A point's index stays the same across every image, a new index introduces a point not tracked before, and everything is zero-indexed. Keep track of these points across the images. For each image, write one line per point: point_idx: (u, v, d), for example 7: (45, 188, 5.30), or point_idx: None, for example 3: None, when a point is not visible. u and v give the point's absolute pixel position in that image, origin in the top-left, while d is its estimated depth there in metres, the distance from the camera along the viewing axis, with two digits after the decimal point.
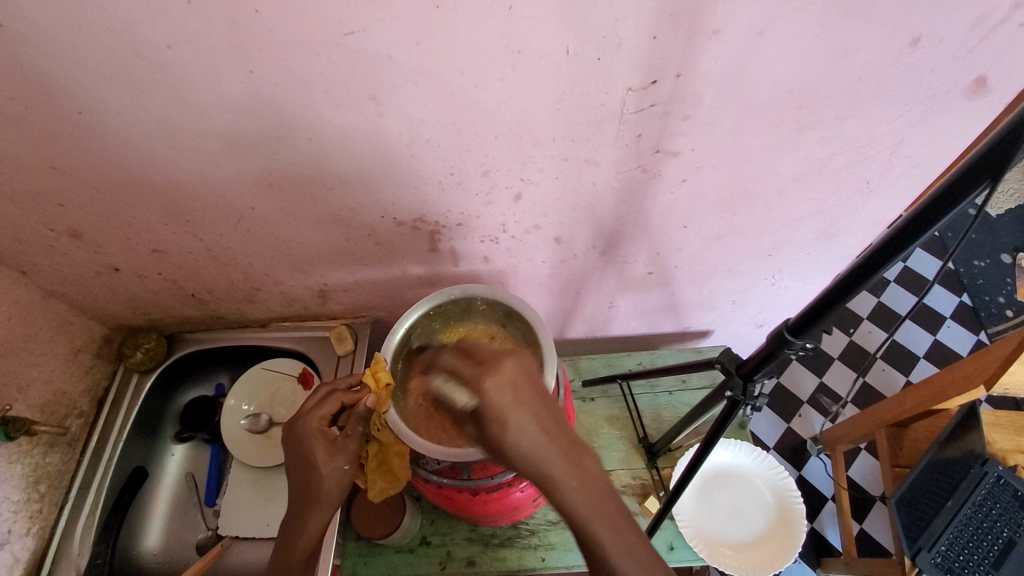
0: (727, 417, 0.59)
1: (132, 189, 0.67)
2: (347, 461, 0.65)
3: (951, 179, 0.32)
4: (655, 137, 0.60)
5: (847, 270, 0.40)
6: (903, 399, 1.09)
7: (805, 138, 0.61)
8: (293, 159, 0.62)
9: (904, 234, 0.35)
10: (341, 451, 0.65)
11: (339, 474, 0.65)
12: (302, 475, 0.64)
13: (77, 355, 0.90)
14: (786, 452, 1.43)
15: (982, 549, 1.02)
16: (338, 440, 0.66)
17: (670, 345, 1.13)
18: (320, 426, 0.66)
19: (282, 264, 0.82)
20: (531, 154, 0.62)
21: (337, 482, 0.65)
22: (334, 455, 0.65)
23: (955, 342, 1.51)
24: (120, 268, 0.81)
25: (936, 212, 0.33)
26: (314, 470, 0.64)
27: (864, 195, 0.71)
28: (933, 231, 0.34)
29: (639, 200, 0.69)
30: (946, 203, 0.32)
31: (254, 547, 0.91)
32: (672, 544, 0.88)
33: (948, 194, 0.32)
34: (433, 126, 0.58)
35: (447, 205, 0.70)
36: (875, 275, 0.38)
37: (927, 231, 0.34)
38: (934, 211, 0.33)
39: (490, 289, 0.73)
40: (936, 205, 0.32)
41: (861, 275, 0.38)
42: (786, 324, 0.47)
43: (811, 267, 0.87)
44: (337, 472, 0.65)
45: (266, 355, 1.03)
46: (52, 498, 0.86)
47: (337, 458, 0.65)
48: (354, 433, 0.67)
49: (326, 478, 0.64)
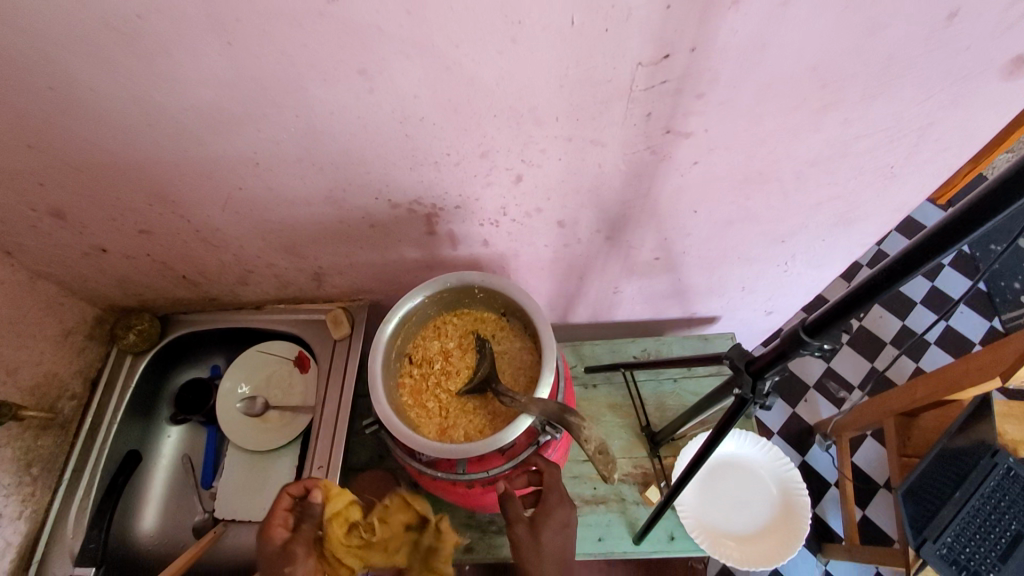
0: (733, 416, 0.56)
1: (114, 168, 0.64)
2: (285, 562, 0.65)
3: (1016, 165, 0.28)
4: (666, 117, 0.55)
5: (885, 262, 0.36)
6: (914, 389, 1.06)
7: (827, 118, 0.56)
8: (278, 138, 0.59)
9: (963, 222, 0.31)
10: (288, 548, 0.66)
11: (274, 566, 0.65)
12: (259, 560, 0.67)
13: (68, 337, 0.88)
14: (789, 438, 1.42)
15: (988, 543, 0.99)
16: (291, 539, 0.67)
17: (676, 330, 1.10)
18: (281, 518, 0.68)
19: (273, 246, 0.79)
20: (532, 135, 0.58)
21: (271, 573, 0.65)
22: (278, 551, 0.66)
23: (967, 328, 1.47)
24: (108, 250, 0.79)
25: (997, 200, 0.29)
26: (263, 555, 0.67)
27: (887, 179, 0.67)
28: (993, 220, 0.30)
29: (647, 182, 0.65)
30: (1003, 199, 0.29)
31: (250, 531, 0.90)
32: (673, 534, 0.87)
33: (1009, 182, 0.29)
34: (427, 103, 0.54)
35: (445, 187, 0.67)
36: (917, 270, 0.34)
37: (985, 220, 0.30)
38: (1000, 195, 0.29)
39: (488, 278, 0.67)
40: (1003, 190, 0.29)
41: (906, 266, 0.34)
42: (802, 323, 0.44)
43: (826, 254, 0.84)
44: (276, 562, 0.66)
45: (260, 337, 1.00)
46: (45, 481, 0.85)
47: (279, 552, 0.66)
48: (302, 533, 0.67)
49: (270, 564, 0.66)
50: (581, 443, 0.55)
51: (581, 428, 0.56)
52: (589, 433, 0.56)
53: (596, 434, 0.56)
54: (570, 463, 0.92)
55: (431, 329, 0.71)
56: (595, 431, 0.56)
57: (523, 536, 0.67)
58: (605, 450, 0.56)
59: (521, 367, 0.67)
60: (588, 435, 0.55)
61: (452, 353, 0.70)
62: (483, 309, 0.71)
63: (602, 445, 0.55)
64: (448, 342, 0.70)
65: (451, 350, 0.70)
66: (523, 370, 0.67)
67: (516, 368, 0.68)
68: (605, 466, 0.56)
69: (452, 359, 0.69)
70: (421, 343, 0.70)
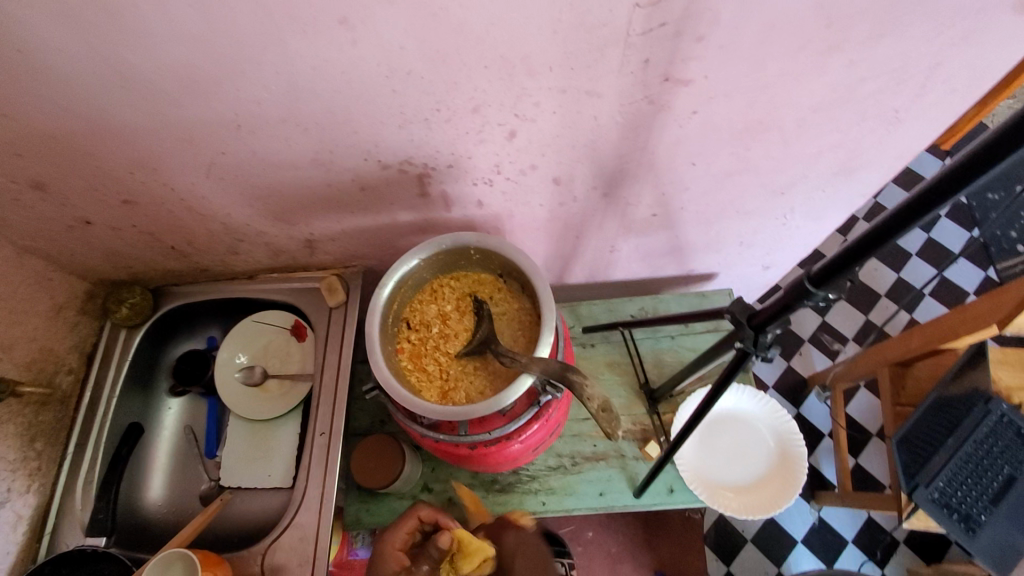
0: (736, 368, 0.56)
1: (91, 135, 0.61)
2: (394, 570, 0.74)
3: None
4: (665, 63, 0.53)
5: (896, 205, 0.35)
6: (910, 339, 1.07)
7: (832, 60, 0.54)
8: (260, 97, 0.56)
9: (979, 160, 0.29)
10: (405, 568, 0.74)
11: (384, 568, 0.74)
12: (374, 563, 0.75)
13: (61, 312, 0.87)
14: (785, 391, 1.44)
15: (980, 487, 1.02)
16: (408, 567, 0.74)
17: (673, 288, 1.09)
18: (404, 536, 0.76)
19: (263, 214, 0.77)
20: (525, 86, 0.56)
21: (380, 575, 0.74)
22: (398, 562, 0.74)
23: (962, 278, 1.48)
24: (92, 222, 0.77)
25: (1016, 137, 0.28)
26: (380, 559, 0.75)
27: (890, 124, 0.65)
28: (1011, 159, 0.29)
29: (645, 134, 0.63)
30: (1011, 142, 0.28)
31: (257, 498, 0.91)
32: (672, 487, 0.88)
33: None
34: (415, 55, 0.51)
35: (436, 145, 0.64)
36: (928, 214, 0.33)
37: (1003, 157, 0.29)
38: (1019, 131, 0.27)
39: (483, 238, 0.65)
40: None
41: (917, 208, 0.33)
42: (808, 273, 0.43)
43: (825, 206, 0.82)
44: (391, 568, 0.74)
45: (255, 307, 0.99)
46: (50, 455, 0.85)
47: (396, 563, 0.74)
48: (421, 568, 0.74)
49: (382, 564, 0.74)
50: (582, 400, 0.54)
51: (582, 385, 0.55)
52: (592, 391, 0.54)
53: (599, 391, 0.54)
54: (570, 422, 0.93)
55: (427, 293, 0.70)
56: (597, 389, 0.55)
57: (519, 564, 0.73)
58: (609, 408, 0.54)
59: (520, 328, 0.67)
60: (591, 392, 0.54)
61: (450, 316, 0.69)
62: (479, 271, 0.70)
63: (605, 401, 0.54)
64: (445, 306, 0.69)
65: (449, 313, 0.69)
66: (522, 330, 0.67)
67: (514, 328, 0.67)
68: (608, 423, 0.54)
69: (450, 322, 0.69)
70: (418, 307, 0.69)
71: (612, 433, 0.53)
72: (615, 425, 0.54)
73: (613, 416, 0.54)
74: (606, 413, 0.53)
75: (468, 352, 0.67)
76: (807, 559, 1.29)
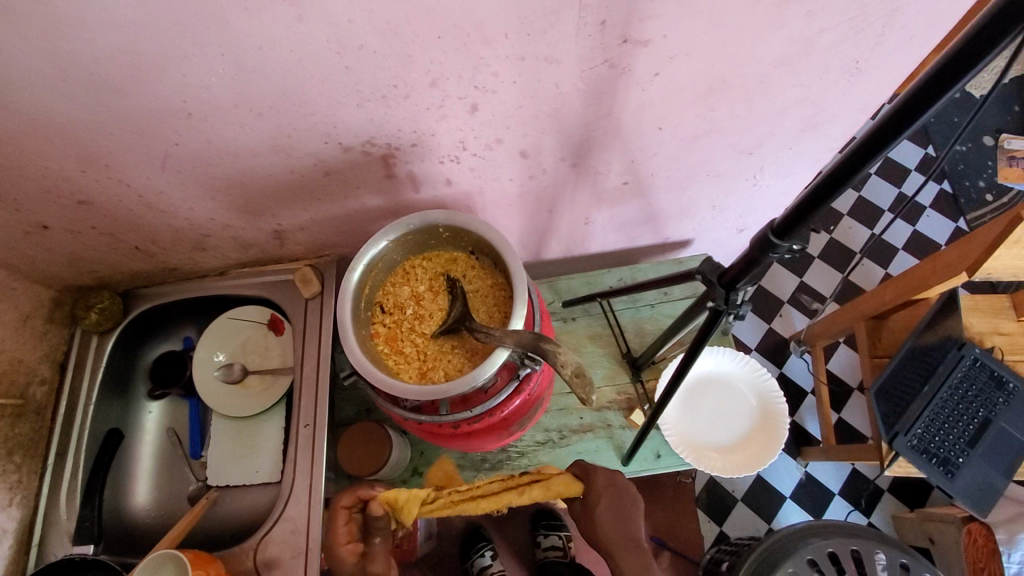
0: (710, 328, 0.56)
1: (34, 133, 0.58)
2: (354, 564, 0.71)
3: (988, 18, 0.27)
4: (621, 24, 0.52)
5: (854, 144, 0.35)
6: (883, 292, 1.09)
7: (790, 12, 0.53)
8: (208, 82, 0.54)
9: (935, 88, 0.29)
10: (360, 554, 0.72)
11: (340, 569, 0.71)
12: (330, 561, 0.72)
13: (27, 322, 0.84)
14: (767, 352, 1.46)
15: (957, 430, 1.05)
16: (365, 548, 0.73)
17: (650, 257, 1.09)
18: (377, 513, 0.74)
19: (226, 206, 0.75)
20: (483, 56, 0.54)
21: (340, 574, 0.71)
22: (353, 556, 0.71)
23: (933, 230, 1.50)
24: (49, 226, 0.74)
25: (968, 61, 0.28)
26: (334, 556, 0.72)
27: (852, 76, 0.65)
28: (963, 84, 0.29)
29: (608, 100, 0.62)
30: (963, 65, 0.28)
31: (246, 494, 0.90)
32: (659, 452, 0.89)
33: (982, 38, 0.27)
34: (365, 28, 0.50)
35: (398, 123, 0.63)
36: (886, 150, 0.33)
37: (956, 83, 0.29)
38: (970, 56, 0.27)
39: (451, 216, 0.64)
40: (974, 48, 0.27)
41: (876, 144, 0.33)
42: (771, 226, 0.43)
43: (794, 163, 0.83)
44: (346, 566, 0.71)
45: (229, 304, 0.98)
46: (29, 467, 0.84)
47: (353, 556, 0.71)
48: (375, 543, 0.73)
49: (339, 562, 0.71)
50: (556, 368, 0.54)
51: (556, 353, 0.55)
52: (565, 358, 0.55)
53: (572, 359, 0.55)
54: (556, 396, 0.93)
55: (399, 275, 0.69)
56: (571, 357, 0.55)
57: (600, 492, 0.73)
58: (583, 374, 0.54)
59: (494, 304, 0.66)
60: (564, 359, 0.55)
61: (423, 297, 0.68)
62: (450, 249, 0.69)
63: (579, 368, 0.54)
64: (418, 287, 0.69)
65: (422, 294, 0.68)
66: (496, 306, 0.66)
67: (488, 305, 0.66)
68: (582, 389, 0.54)
69: (424, 303, 0.68)
70: (391, 290, 0.69)
71: (586, 399, 0.54)
72: (589, 391, 0.54)
73: (587, 382, 0.54)
74: (581, 380, 0.53)
75: (444, 331, 0.67)
76: (796, 513, 1.33)
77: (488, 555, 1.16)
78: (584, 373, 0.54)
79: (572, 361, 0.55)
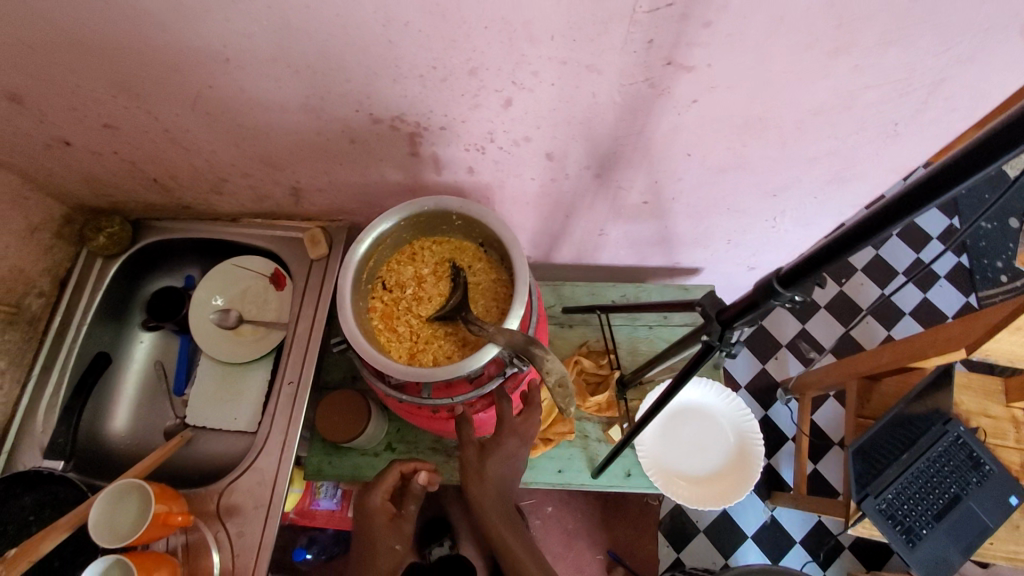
0: (699, 360, 0.56)
1: (70, 50, 0.59)
2: (399, 541, 0.73)
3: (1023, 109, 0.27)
4: (668, 45, 0.52)
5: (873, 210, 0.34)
6: (880, 354, 1.08)
7: (838, 63, 0.53)
8: (250, 31, 0.54)
9: (966, 165, 0.29)
10: (396, 531, 0.73)
11: (391, 554, 0.72)
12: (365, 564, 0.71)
13: (34, 233, 0.85)
14: (755, 393, 1.46)
15: (924, 504, 1.06)
16: (398, 517, 0.75)
17: (657, 279, 1.09)
18: (381, 504, 0.75)
19: (249, 156, 0.76)
20: (525, 54, 0.54)
21: (390, 562, 0.71)
22: (392, 531, 0.73)
23: (943, 302, 1.50)
24: (71, 143, 0.75)
25: (999, 148, 0.27)
26: (376, 550, 0.71)
27: (888, 137, 0.64)
28: (991, 169, 0.29)
29: (642, 118, 0.62)
30: (989, 153, 0.28)
31: (222, 439, 0.92)
32: (630, 471, 0.90)
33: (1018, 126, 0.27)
34: (413, 5, 0.50)
35: (430, 104, 0.63)
36: (903, 221, 0.33)
37: (986, 166, 0.28)
38: (1001, 142, 0.27)
39: (467, 205, 0.64)
40: (1007, 135, 0.27)
41: (894, 213, 0.33)
42: (777, 273, 0.43)
43: (817, 212, 0.82)
44: (390, 553, 0.72)
45: (237, 251, 0.98)
46: (13, 375, 0.84)
47: (392, 536, 0.73)
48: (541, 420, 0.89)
49: (383, 561, 0.71)
50: (541, 374, 0.55)
51: (543, 360, 0.55)
52: (552, 365, 0.55)
53: (559, 367, 0.55)
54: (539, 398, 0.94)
55: (405, 254, 0.69)
56: (557, 365, 0.55)
57: (471, 457, 0.67)
58: (565, 384, 0.54)
59: (492, 302, 0.66)
60: (550, 366, 0.55)
61: (426, 281, 0.68)
62: (459, 237, 0.69)
63: (563, 377, 0.54)
64: (421, 269, 0.69)
65: (425, 277, 0.68)
66: (495, 303, 0.66)
67: (488, 300, 0.66)
68: (562, 400, 0.54)
69: (425, 286, 0.68)
70: (394, 268, 0.69)
71: (565, 409, 0.54)
72: (569, 402, 0.54)
73: (568, 394, 0.54)
74: (563, 390, 0.53)
75: (439, 317, 0.67)
76: (753, 553, 1.34)
77: (447, 545, 1.23)
78: (567, 385, 0.54)
79: (558, 366, 0.55)
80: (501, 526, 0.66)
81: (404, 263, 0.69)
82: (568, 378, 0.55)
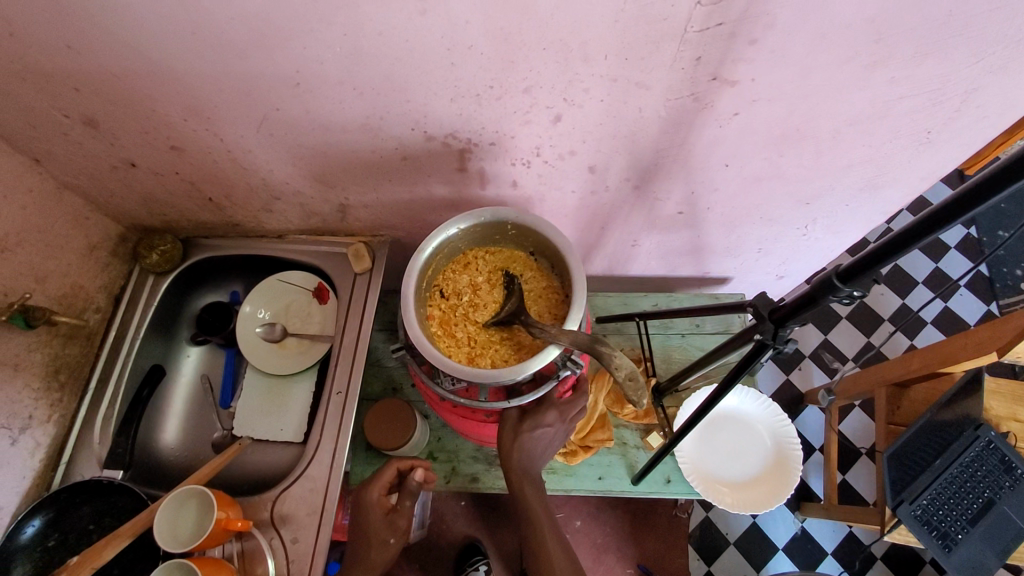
0: (751, 360, 0.59)
1: (151, 78, 0.63)
2: (392, 535, 0.78)
3: None
4: (715, 62, 0.55)
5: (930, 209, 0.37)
6: (910, 360, 1.10)
7: (875, 76, 0.56)
8: (322, 57, 0.58)
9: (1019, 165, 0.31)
10: (390, 525, 0.78)
11: (384, 546, 0.77)
12: (361, 554, 0.77)
13: (93, 252, 0.89)
14: (781, 403, 1.47)
15: (960, 508, 1.06)
16: (394, 512, 0.79)
17: (687, 288, 1.12)
18: (378, 500, 0.79)
19: (303, 174, 0.79)
20: (578, 72, 0.58)
21: (382, 553, 0.77)
22: (386, 526, 0.78)
23: (965, 310, 1.51)
24: (136, 164, 0.79)
25: None
26: (370, 542, 0.77)
27: (921, 144, 0.67)
28: None
29: (684, 131, 0.66)
30: None
31: (269, 449, 0.94)
32: (670, 477, 0.93)
33: None
34: (479, 30, 0.54)
35: (483, 120, 0.66)
36: (960, 217, 0.35)
37: None
38: None
39: (521, 215, 0.67)
40: None
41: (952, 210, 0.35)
42: (835, 270, 0.45)
43: (847, 220, 0.85)
44: (383, 545, 0.77)
45: (281, 267, 1.02)
46: (71, 389, 0.88)
47: (386, 530, 0.77)
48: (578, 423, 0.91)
49: (375, 551, 0.77)
50: (609, 369, 0.57)
51: (611, 356, 0.57)
52: (621, 361, 0.57)
53: (627, 362, 0.57)
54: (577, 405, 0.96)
55: (459, 263, 0.73)
56: (624, 361, 0.57)
57: (511, 421, 0.75)
58: (635, 377, 0.57)
59: (546, 308, 0.69)
60: (619, 362, 0.56)
61: (480, 289, 0.72)
62: (511, 247, 0.73)
63: (633, 371, 0.56)
64: (476, 278, 0.72)
65: (480, 286, 0.72)
66: (549, 309, 0.69)
67: (542, 307, 0.70)
68: (634, 393, 0.56)
69: (480, 293, 0.71)
70: (450, 277, 0.72)
71: (636, 401, 0.56)
72: (639, 394, 0.56)
73: (639, 385, 0.57)
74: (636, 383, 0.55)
75: (495, 323, 0.70)
76: (785, 565, 1.33)
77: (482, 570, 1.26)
78: (636, 377, 0.57)
79: (625, 362, 0.57)
80: (528, 491, 0.76)
81: (459, 273, 0.72)
82: (637, 372, 0.57)
